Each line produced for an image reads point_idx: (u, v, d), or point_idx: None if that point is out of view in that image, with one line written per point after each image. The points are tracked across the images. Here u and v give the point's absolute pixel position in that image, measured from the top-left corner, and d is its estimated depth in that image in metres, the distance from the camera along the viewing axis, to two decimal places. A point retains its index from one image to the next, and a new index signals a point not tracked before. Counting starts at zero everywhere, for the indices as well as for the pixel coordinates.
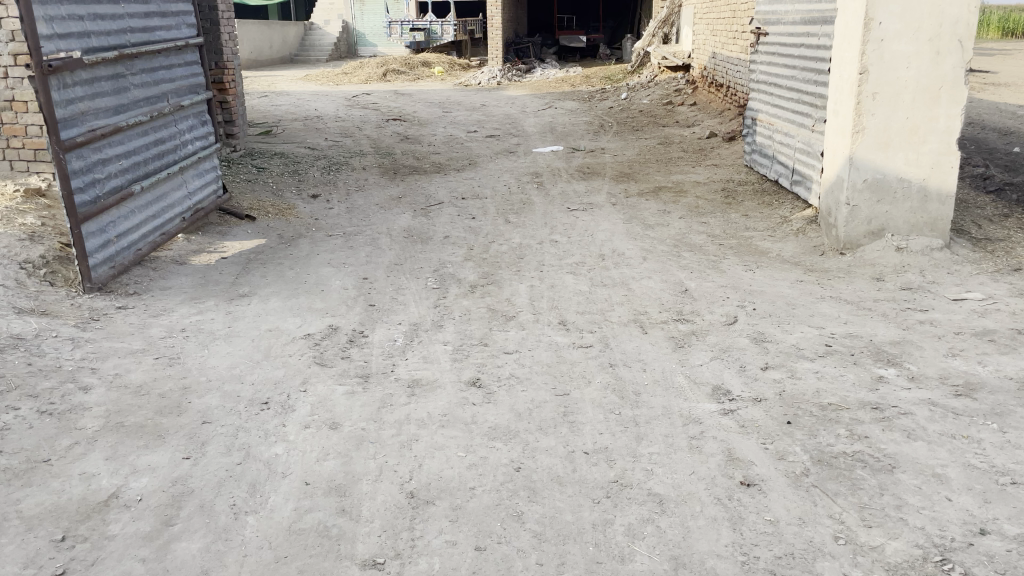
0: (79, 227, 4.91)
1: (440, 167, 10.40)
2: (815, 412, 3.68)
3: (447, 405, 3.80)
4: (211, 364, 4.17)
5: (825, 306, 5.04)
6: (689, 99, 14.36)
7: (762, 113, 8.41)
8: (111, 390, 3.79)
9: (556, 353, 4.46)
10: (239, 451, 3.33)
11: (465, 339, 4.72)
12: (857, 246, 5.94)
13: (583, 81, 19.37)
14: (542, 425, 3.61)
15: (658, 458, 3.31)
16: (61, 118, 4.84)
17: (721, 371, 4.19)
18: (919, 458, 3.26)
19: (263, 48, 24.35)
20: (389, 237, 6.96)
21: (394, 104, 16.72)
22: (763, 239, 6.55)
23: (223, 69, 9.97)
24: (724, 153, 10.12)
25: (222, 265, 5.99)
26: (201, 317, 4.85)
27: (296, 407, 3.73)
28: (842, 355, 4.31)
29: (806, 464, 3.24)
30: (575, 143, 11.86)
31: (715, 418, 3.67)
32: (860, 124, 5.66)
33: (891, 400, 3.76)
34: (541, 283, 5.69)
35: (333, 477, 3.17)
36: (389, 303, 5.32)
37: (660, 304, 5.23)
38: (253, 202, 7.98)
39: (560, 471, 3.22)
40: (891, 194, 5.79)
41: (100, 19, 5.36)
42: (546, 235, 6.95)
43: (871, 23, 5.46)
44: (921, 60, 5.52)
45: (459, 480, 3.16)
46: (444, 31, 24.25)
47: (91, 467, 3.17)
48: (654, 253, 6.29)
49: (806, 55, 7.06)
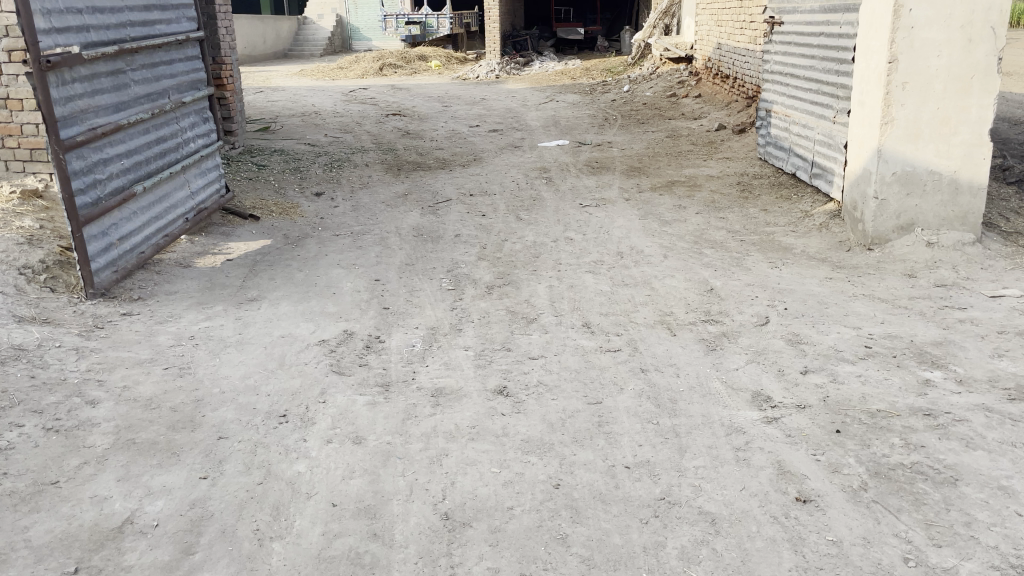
0: (81, 230, 4.70)
1: (445, 163, 10.19)
2: (864, 420, 3.49)
3: (475, 416, 3.60)
4: (223, 374, 3.97)
5: (858, 305, 4.85)
6: (694, 90, 14.15)
7: (776, 105, 8.22)
8: (120, 404, 3.59)
9: (583, 358, 4.26)
10: (259, 470, 3.13)
11: (486, 343, 4.52)
12: (885, 241, 5.76)
13: (583, 73, 19.16)
14: (577, 437, 3.42)
15: (705, 472, 3.13)
16: (60, 117, 4.62)
17: (759, 376, 4.00)
18: (981, 469, 3.07)
19: (256, 42, 24.05)
20: (399, 236, 6.75)
21: (392, 99, 16.47)
22: (785, 235, 6.36)
23: (221, 65, 9.75)
24: (734, 145, 9.94)
25: (228, 267, 5.78)
26: (210, 323, 4.64)
27: (316, 419, 3.53)
28: (884, 357, 4.13)
29: (863, 477, 3.05)
30: (581, 137, 11.66)
31: (759, 427, 3.48)
32: (889, 115, 5.48)
33: (943, 405, 3.58)
34: (560, 283, 5.49)
35: (362, 496, 2.97)
36: (404, 306, 5.12)
37: (686, 304, 5.03)
38: (256, 201, 7.76)
39: (602, 488, 3.03)
40: (920, 187, 5.61)
41: (99, 12, 5.13)
42: (560, 232, 6.75)
43: (900, 10, 5.28)
44: (952, 48, 5.34)
45: (496, 499, 2.96)
46: (440, 24, 24.03)
47: (103, 490, 2.97)
48: (674, 250, 6.10)
49: (826, 44, 6.87)
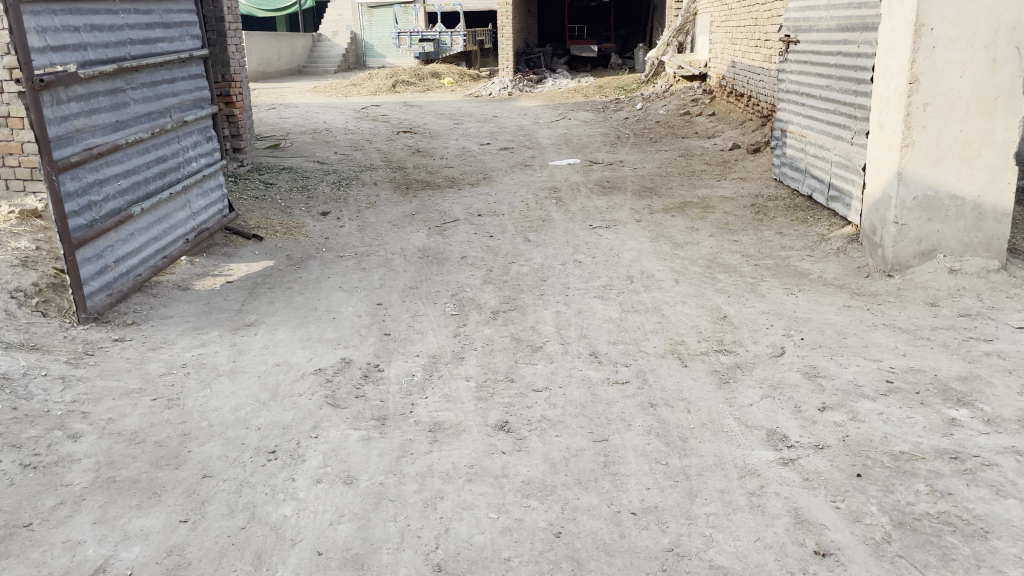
0: (73, 253, 4.57)
1: (454, 181, 10.04)
2: (887, 463, 3.29)
3: (474, 454, 3.41)
4: (213, 406, 3.80)
5: (879, 336, 4.64)
6: (707, 109, 14.00)
7: (792, 125, 8.04)
8: (103, 438, 3.43)
9: (589, 391, 4.06)
10: (243, 513, 2.96)
11: (489, 374, 4.33)
12: (905, 267, 5.55)
13: (596, 91, 19.03)
14: (581, 478, 3.23)
15: (716, 521, 2.93)
16: (54, 137, 4.50)
17: (775, 413, 3.79)
18: (1014, 520, 2.86)
19: (271, 59, 24.11)
20: (404, 257, 6.60)
21: (404, 116, 16.36)
22: (801, 260, 6.16)
23: (230, 82, 9.66)
24: (749, 166, 9.77)
25: (227, 290, 5.64)
26: (204, 350, 4.49)
27: (307, 457, 3.36)
28: (906, 394, 3.92)
29: (887, 528, 2.85)
30: (593, 156, 11.50)
31: (774, 469, 3.29)
32: (909, 137, 5.29)
33: (971, 448, 3.37)
34: (568, 309, 5.31)
35: (350, 544, 2.79)
36: (405, 333, 4.95)
37: (698, 333, 4.84)
38: (261, 220, 7.65)
39: (606, 537, 2.84)
40: (943, 213, 5.41)
41: (98, 30, 5.03)
42: (569, 255, 6.57)
43: (921, 29, 5.09)
44: (975, 68, 5.15)
45: (492, 549, 2.78)
46: (453, 42, 24.06)
47: (77, 533, 2.81)
48: (686, 275, 5.91)
49: (844, 64, 6.70)
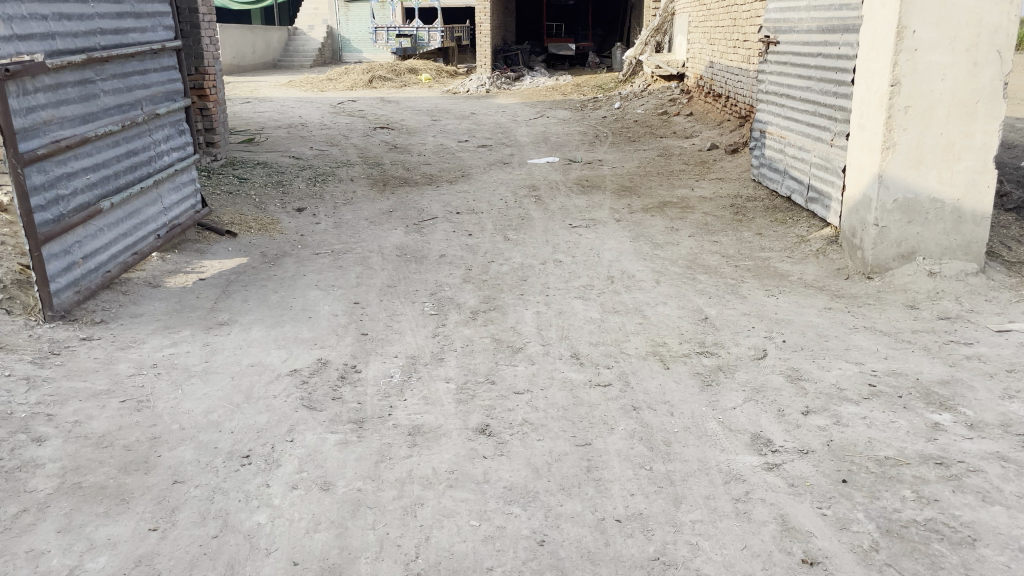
0: (39, 249, 4.43)
1: (432, 178, 9.94)
2: (873, 468, 3.26)
3: (455, 459, 3.33)
4: (184, 408, 3.69)
5: (860, 339, 4.63)
6: (685, 109, 14.01)
7: (771, 126, 8.04)
8: (69, 442, 3.31)
9: (571, 393, 4.00)
10: (215, 520, 2.86)
11: (469, 375, 4.25)
12: (885, 269, 5.55)
13: (574, 89, 18.98)
14: (564, 484, 3.16)
15: (702, 528, 2.88)
16: (19, 128, 4.35)
17: (758, 417, 3.75)
18: (1000, 527, 2.84)
19: (245, 53, 23.79)
20: (381, 255, 6.49)
21: (380, 112, 16.19)
22: (781, 261, 6.15)
23: (204, 75, 9.47)
24: (727, 166, 9.76)
25: (200, 288, 5.50)
26: (175, 350, 4.37)
27: (281, 462, 3.27)
28: (889, 398, 3.89)
29: (874, 536, 2.82)
30: (571, 154, 11.45)
31: (759, 474, 3.25)
32: (891, 139, 5.28)
33: (955, 453, 3.35)
34: (548, 309, 5.24)
35: (327, 554, 2.71)
36: (383, 333, 4.85)
37: (680, 334, 4.80)
38: (235, 216, 7.50)
39: (591, 545, 2.78)
40: (923, 215, 5.41)
41: (67, 19, 4.87)
42: (549, 254, 6.51)
43: (903, 31, 5.09)
44: (957, 72, 5.15)
45: (474, 558, 2.71)
46: (431, 38, 23.89)
47: (40, 543, 2.69)
48: (666, 275, 5.87)
49: (824, 66, 6.69)
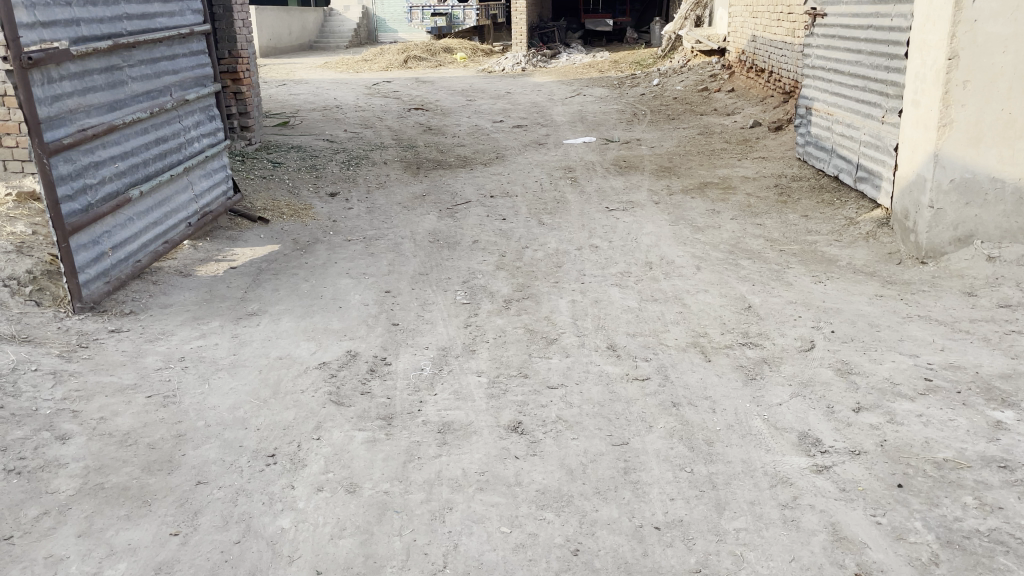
0: (67, 240, 4.36)
1: (466, 160, 9.79)
2: (930, 472, 3.05)
3: (486, 460, 3.20)
4: (210, 405, 3.60)
5: (914, 329, 4.38)
6: (726, 85, 13.62)
7: (818, 103, 7.71)
8: (92, 440, 3.24)
9: (607, 388, 3.83)
10: (237, 525, 2.77)
11: (502, 368, 4.11)
12: (940, 254, 5.27)
13: (612, 66, 18.60)
14: (600, 488, 3.01)
15: (747, 538, 2.71)
16: (44, 118, 4.27)
17: (806, 414, 3.55)
18: None
19: (281, 34, 23.72)
20: (413, 242, 6.36)
21: (415, 93, 16.02)
22: (828, 245, 5.88)
23: (238, 57, 9.36)
24: (770, 144, 9.45)
25: (230, 276, 5.44)
26: (204, 342, 4.29)
27: (307, 462, 3.16)
28: (947, 394, 3.66)
29: (933, 547, 2.62)
30: (608, 133, 11.20)
31: (808, 477, 3.06)
32: (948, 116, 5.00)
33: (1020, 456, 3.13)
34: (584, 297, 5.07)
35: (351, 563, 2.60)
36: (414, 323, 4.73)
37: (722, 324, 4.59)
38: (267, 201, 7.44)
39: (628, 555, 2.64)
40: (981, 197, 5.12)
41: (92, 5, 4.79)
42: (584, 239, 6.33)
43: (962, 1, 4.79)
44: (1020, 43, 4.84)
45: (504, 569, 2.58)
46: (467, 16, 23.62)
47: (60, 548, 2.62)
48: (707, 261, 5.65)
49: (875, 39, 6.38)
